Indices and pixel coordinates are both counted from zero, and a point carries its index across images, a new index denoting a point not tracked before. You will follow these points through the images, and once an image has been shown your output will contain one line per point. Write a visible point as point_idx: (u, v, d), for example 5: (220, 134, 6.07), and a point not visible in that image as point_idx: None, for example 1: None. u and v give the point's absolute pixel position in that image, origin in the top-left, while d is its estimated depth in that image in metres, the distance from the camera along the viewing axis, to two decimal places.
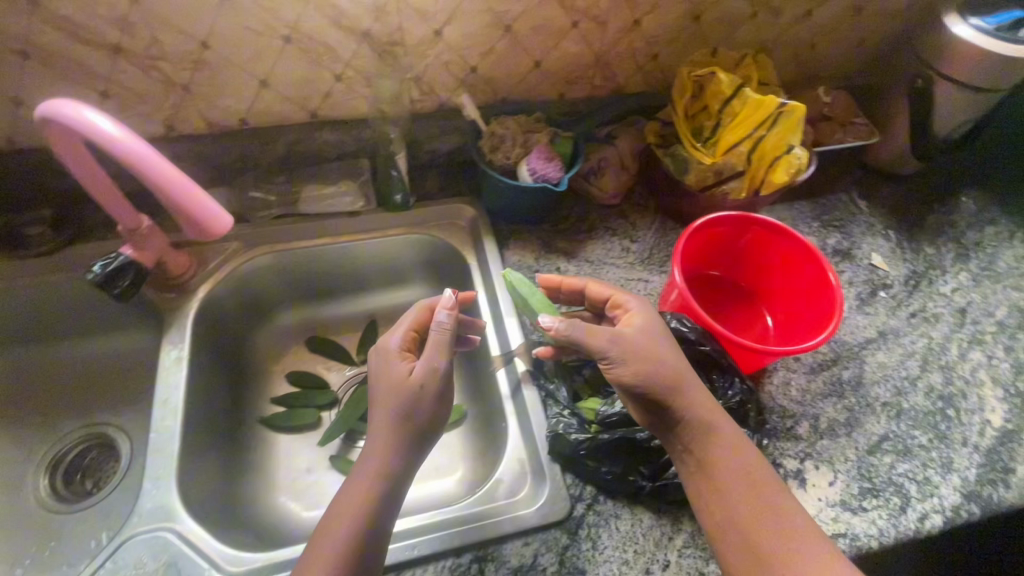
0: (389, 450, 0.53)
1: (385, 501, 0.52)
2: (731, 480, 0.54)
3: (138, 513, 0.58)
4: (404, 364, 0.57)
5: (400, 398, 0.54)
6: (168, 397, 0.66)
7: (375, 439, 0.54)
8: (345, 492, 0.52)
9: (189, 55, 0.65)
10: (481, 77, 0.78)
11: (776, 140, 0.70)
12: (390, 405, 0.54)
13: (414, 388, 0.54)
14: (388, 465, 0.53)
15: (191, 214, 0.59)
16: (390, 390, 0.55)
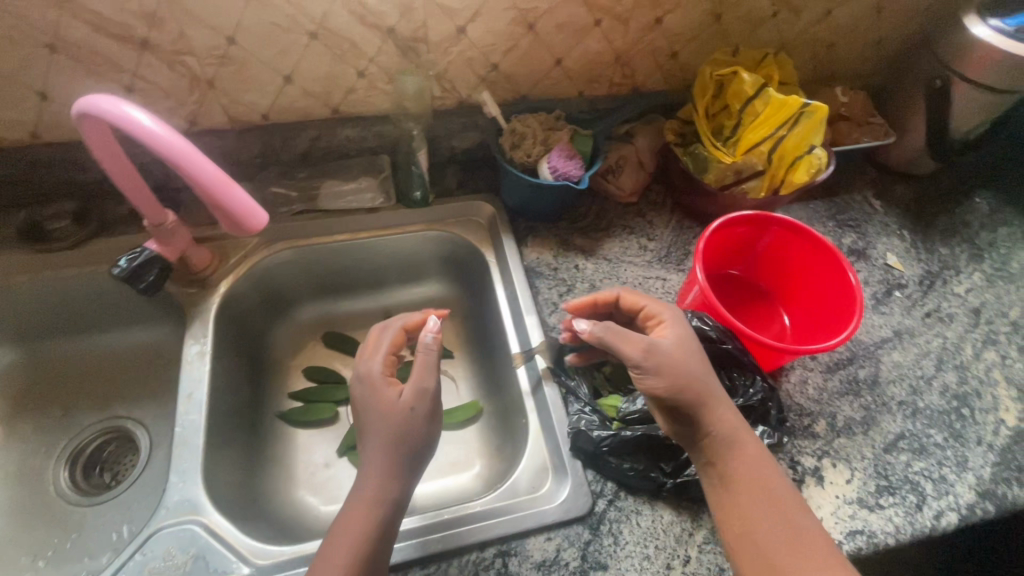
0: (382, 478, 0.53)
1: (382, 530, 0.52)
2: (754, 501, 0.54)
3: (165, 506, 0.59)
4: (388, 390, 0.57)
5: (393, 424, 0.54)
6: (193, 392, 0.66)
7: (366, 468, 0.53)
8: (341, 523, 0.51)
9: (215, 51, 0.65)
10: (503, 74, 0.78)
11: (796, 140, 0.70)
12: (380, 432, 0.54)
13: (404, 414, 0.55)
14: (382, 493, 0.53)
15: (225, 209, 0.55)
16: (380, 416, 0.55)
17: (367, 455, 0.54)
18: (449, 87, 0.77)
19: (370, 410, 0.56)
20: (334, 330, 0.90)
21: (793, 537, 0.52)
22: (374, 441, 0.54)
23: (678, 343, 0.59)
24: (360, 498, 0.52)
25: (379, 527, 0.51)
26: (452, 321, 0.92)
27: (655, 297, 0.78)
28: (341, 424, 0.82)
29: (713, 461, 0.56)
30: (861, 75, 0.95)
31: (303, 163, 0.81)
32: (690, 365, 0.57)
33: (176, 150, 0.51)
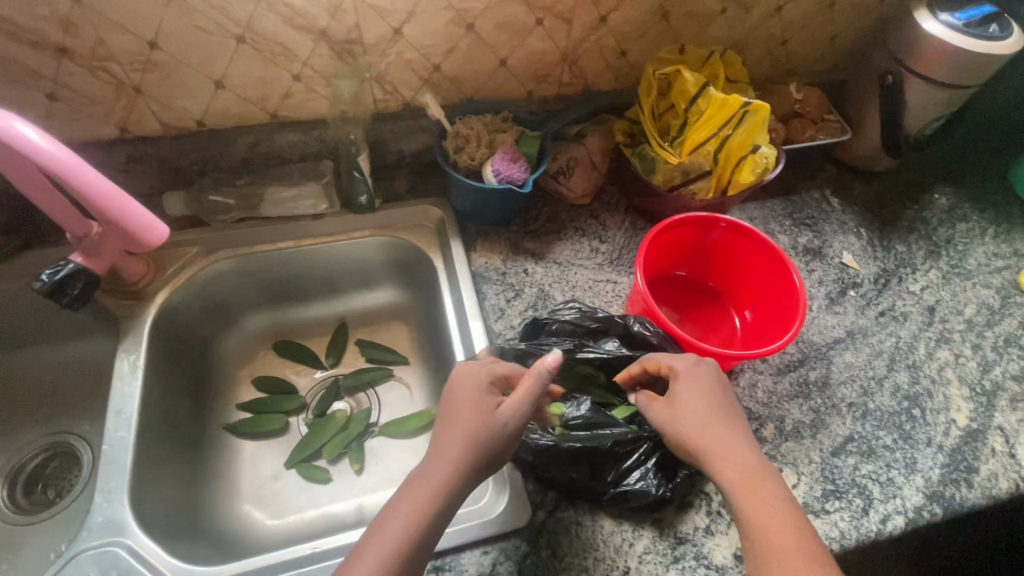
0: (453, 475, 0.50)
1: (428, 533, 0.47)
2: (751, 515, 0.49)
3: (87, 528, 0.59)
4: (490, 399, 0.55)
5: (481, 430, 0.52)
6: (122, 408, 0.65)
7: (442, 460, 0.50)
8: (396, 508, 0.47)
9: (138, 56, 0.63)
10: (446, 76, 0.76)
11: (742, 139, 0.69)
12: (466, 432, 0.52)
13: (497, 427, 0.52)
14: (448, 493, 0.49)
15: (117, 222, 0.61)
16: (473, 417, 0.53)
17: (447, 449, 0.51)
18: (390, 89, 0.75)
19: (462, 409, 0.53)
20: (285, 339, 0.88)
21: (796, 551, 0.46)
22: (455, 438, 0.51)
23: (690, 394, 0.57)
24: (422, 487, 0.49)
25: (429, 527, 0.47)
26: (407, 327, 0.91)
27: (605, 301, 0.77)
28: (290, 435, 0.80)
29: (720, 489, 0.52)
30: (819, 71, 0.93)
31: (245, 169, 0.79)
32: (694, 408, 0.56)
33: (76, 169, 0.56)
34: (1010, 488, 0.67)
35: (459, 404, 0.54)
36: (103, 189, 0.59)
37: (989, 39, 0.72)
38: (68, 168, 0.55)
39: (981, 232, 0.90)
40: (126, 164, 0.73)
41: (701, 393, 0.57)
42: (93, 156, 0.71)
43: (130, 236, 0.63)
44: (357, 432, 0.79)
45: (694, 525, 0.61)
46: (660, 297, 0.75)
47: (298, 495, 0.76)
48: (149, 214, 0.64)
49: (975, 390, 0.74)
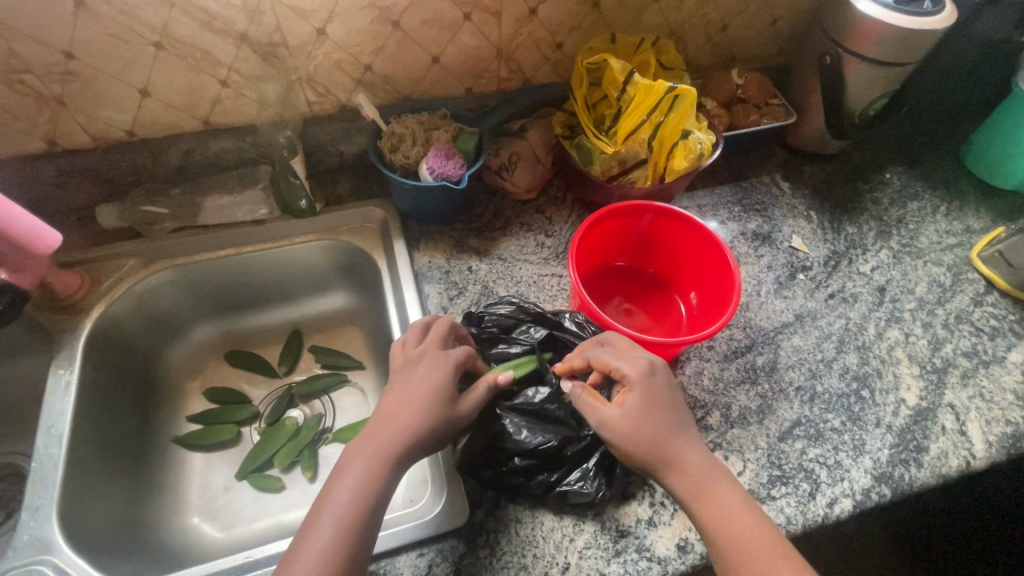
0: (403, 446, 0.52)
1: (379, 501, 0.50)
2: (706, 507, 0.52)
3: (13, 547, 0.58)
4: (444, 380, 0.56)
5: (432, 409, 0.54)
6: (53, 424, 0.64)
7: (393, 432, 0.52)
8: (355, 461, 0.51)
9: (55, 67, 0.62)
10: (378, 75, 0.75)
11: (673, 125, 0.69)
12: (418, 407, 0.54)
13: (447, 406, 0.54)
14: (399, 463, 0.52)
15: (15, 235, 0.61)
16: (424, 394, 0.54)
17: (399, 422, 0.53)
18: (323, 91, 0.75)
19: (417, 385, 0.55)
20: (237, 348, 0.87)
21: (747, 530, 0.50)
22: (407, 412, 0.53)
23: (643, 403, 0.55)
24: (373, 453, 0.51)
25: (380, 492, 0.50)
26: (360, 331, 0.89)
27: (549, 295, 0.76)
28: (241, 446, 0.79)
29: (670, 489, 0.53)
30: (763, 56, 0.93)
31: (182, 178, 0.78)
32: (657, 422, 0.54)
33: None
34: (959, 465, 0.66)
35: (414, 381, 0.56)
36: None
37: (920, 14, 0.71)
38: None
39: (933, 210, 0.89)
40: (57, 177, 0.72)
41: (658, 403, 0.55)
42: (22, 171, 0.70)
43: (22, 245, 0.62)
44: (308, 439, 0.78)
45: (636, 517, 0.60)
46: (604, 290, 0.74)
47: (248, 506, 0.75)
48: (42, 222, 0.64)
49: (926, 368, 0.73)
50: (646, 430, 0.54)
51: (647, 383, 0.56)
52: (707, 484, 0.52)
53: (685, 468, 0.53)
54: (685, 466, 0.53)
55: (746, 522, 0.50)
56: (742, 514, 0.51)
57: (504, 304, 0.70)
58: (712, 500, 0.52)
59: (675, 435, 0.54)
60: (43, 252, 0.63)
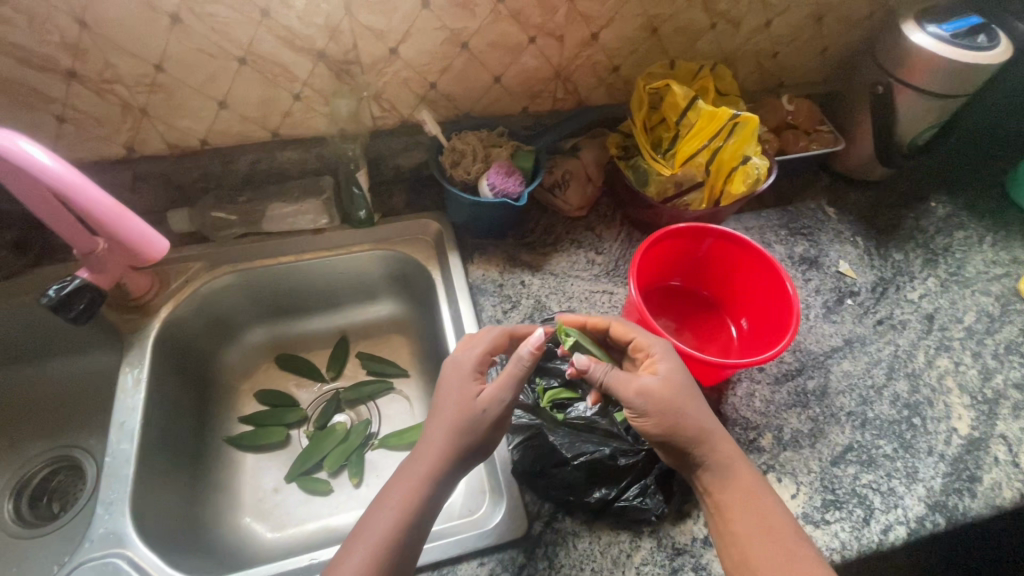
0: (438, 464, 0.53)
1: (418, 521, 0.51)
2: (734, 497, 0.55)
3: (90, 539, 0.59)
4: (472, 386, 0.57)
5: (464, 418, 0.54)
6: (125, 420, 0.66)
7: (428, 450, 0.54)
8: (396, 492, 0.52)
9: (144, 78, 0.65)
10: (441, 93, 0.78)
11: (732, 150, 0.70)
12: (447, 422, 0.55)
13: (477, 413, 0.55)
14: (435, 482, 0.53)
15: (127, 243, 0.64)
16: (453, 407, 0.55)
17: (431, 440, 0.54)
18: (388, 107, 0.77)
19: (446, 400, 0.56)
20: (287, 352, 0.89)
21: (767, 526, 0.53)
22: (440, 428, 0.55)
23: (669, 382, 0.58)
24: (411, 473, 0.53)
25: (418, 512, 0.51)
26: (407, 340, 0.91)
27: (601, 311, 0.77)
28: (291, 448, 0.81)
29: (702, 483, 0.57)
30: (811, 83, 0.95)
31: (246, 186, 0.81)
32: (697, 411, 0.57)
33: (83, 188, 0.58)
34: (1013, 497, 0.66)
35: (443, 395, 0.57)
36: (110, 207, 0.61)
37: (976, 49, 0.73)
38: (70, 188, 0.57)
39: (979, 240, 0.90)
40: (132, 182, 0.75)
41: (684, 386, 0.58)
42: (100, 176, 0.74)
43: (134, 251, 0.65)
44: (357, 444, 0.80)
45: (692, 535, 0.61)
46: (657, 308, 0.75)
47: (297, 508, 0.76)
48: (151, 230, 0.67)
49: (977, 399, 0.73)
50: (687, 413, 0.56)
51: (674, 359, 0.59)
52: (732, 471, 0.56)
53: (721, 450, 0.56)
54: (721, 450, 0.56)
55: (768, 503, 0.55)
56: (765, 501, 0.55)
57: None
58: (744, 484, 0.56)
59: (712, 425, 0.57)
60: (152, 258, 0.67)
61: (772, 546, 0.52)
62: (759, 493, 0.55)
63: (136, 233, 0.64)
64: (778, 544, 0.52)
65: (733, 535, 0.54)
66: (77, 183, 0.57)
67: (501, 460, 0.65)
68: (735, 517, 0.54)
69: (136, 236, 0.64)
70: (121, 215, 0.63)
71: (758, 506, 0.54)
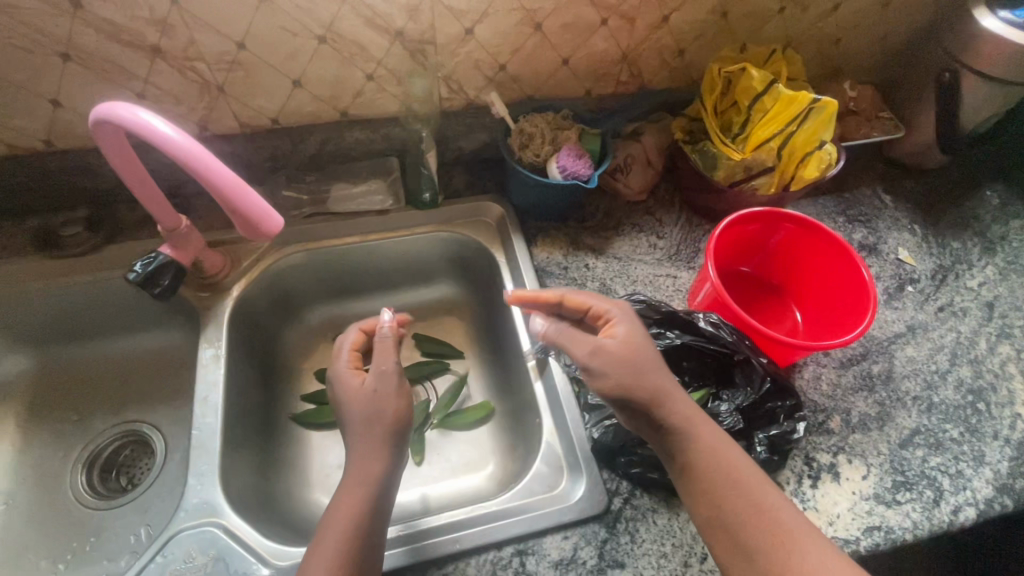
0: (375, 449, 0.56)
1: (373, 505, 0.53)
2: (702, 460, 0.53)
3: (184, 509, 0.60)
4: (353, 376, 0.60)
5: (364, 402, 0.58)
6: (208, 396, 0.67)
7: (352, 439, 0.56)
8: (344, 484, 0.54)
9: (225, 56, 0.66)
10: (509, 75, 0.78)
11: (807, 135, 0.70)
12: (356, 410, 0.58)
13: (371, 395, 0.58)
14: (377, 465, 0.55)
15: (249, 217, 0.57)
16: (353, 398, 0.58)
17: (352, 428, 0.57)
18: (456, 88, 0.77)
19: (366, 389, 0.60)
20: (346, 332, 0.90)
21: (738, 484, 0.52)
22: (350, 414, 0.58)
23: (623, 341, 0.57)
24: (351, 465, 0.55)
25: (371, 497, 0.53)
26: (463, 322, 0.92)
27: (666, 295, 0.78)
28: None
29: (670, 448, 0.54)
30: (869, 70, 0.94)
31: (312, 166, 0.81)
32: (644, 370, 0.55)
33: (196, 156, 0.52)
34: None
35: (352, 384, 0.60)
36: (226, 179, 0.54)
37: None
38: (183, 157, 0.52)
39: None
40: None
41: (638, 345, 0.57)
42: None
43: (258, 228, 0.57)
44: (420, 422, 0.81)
45: None
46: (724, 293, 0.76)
47: None
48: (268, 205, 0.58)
49: None
50: (638, 371, 0.55)
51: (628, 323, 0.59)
52: (692, 432, 0.54)
53: (678, 409, 0.54)
54: (675, 410, 0.54)
55: (735, 460, 0.53)
56: (734, 459, 0.53)
57: (633, 301, 0.72)
58: (707, 447, 0.53)
59: (662, 383, 0.55)
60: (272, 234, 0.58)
61: (741, 503, 0.51)
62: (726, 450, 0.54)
63: (253, 207, 0.56)
64: (750, 503, 0.51)
65: (707, 500, 0.52)
66: (192, 152, 0.52)
67: (578, 438, 0.65)
68: (706, 482, 0.52)
69: (253, 210, 0.56)
70: (240, 189, 0.55)
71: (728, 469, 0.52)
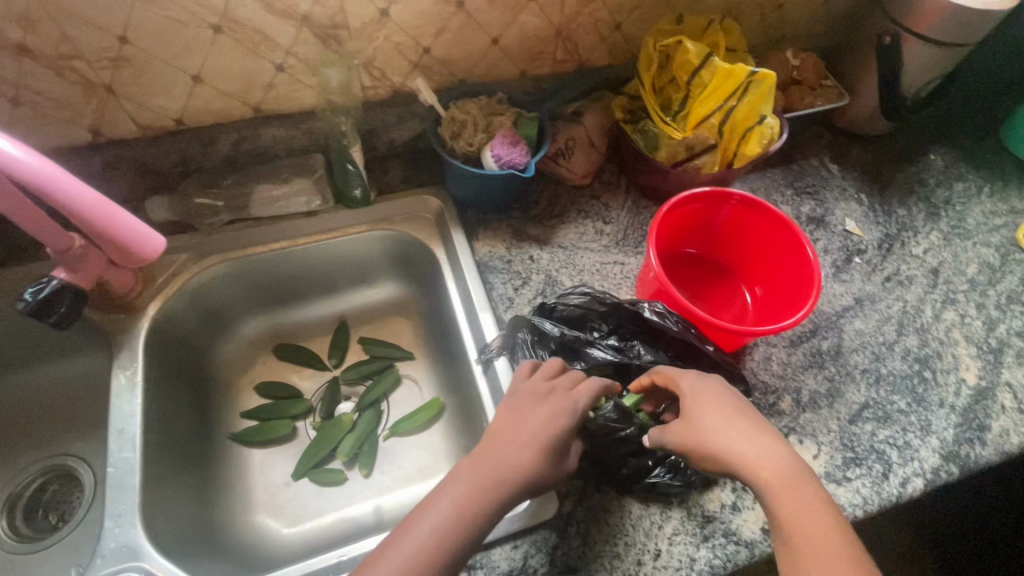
0: (511, 471, 0.50)
1: (474, 530, 0.47)
2: (799, 531, 0.47)
3: (101, 555, 0.56)
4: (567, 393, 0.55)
5: (536, 429, 0.52)
6: (124, 427, 0.62)
7: (495, 452, 0.51)
8: (455, 487, 0.48)
9: (107, 52, 0.58)
10: (436, 58, 0.72)
11: (747, 111, 0.67)
12: (533, 431, 0.52)
13: (563, 427, 0.53)
14: (501, 489, 0.49)
15: (118, 239, 0.59)
16: (544, 411, 0.53)
17: (503, 442, 0.51)
18: (379, 75, 0.72)
19: (507, 430, 0.52)
20: (286, 342, 0.85)
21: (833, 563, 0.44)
22: (517, 433, 0.52)
23: (710, 413, 0.54)
24: (475, 473, 0.49)
25: (480, 516, 0.47)
26: (411, 323, 0.89)
27: (614, 283, 0.76)
28: (300, 441, 0.79)
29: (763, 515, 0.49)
30: (813, 35, 0.92)
31: (230, 167, 0.75)
32: (730, 432, 0.52)
33: (58, 181, 0.52)
34: (1020, 442, 0.68)
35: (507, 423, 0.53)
36: (94, 202, 0.56)
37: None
38: (45, 180, 0.52)
39: (978, 191, 0.90)
40: (103, 169, 0.69)
41: (718, 406, 0.54)
42: (67, 164, 0.67)
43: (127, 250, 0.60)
44: (369, 431, 0.78)
45: (721, 503, 0.61)
46: (672, 278, 0.74)
47: (312, 501, 0.75)
48: (145, 226, 0.62)
49: (983, 349, 0.75)
50: (722, 438, 0.52)
51: (708, 386, 0.56)
52: (788, 501, 0.48)
53: (761, 472, 0.50)
54: (767, 476, 0.49)
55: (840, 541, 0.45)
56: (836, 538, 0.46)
57: (577, 294, 0.68)
58: (799, 522, 0.47)
59: (754, 449, 0.51)
60: (148, 256, 0.61)
61: None
62: (799, 485, 0.49)
63: (127, 229, 0.59)
64: None
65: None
66: (51, 175, 0.52)
67: None
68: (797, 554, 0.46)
69: (128, 233, 0.59)
70: (110, 211, 0.57)
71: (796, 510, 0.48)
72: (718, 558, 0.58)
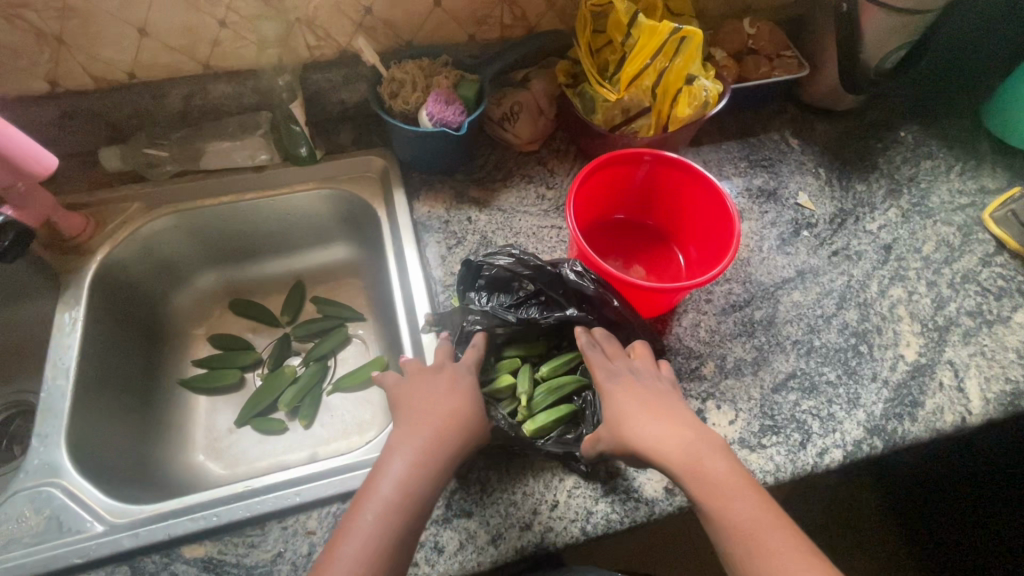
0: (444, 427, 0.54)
1: (426, 482, 0.50)
2: (710, 480, 0.49)
3: (24, 470, 0.60)
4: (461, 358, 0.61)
5: (448, 390, 0.57)
6: (60, 358, 0.66)
7: (426, 414, 0.55)
8: (402, 451, 0.52)
9: (53, 2, 0.62)
10: (379, 19, 0.74)
11: (678, 70, 0.67)
12: (446, 389, 0.57)
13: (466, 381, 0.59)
14: (445, 445, 0.53)
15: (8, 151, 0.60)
16: (448, 375, 0.59)
17: (428, 406, 0.56)
18: (323, 35, 0.74)
19: (421, 392, 0.57)
20: (240, 297, 0.88)
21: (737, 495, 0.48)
22: (434, 396, 0.57)
23: (624, 393, 0.57)
24: (413, 435, 0.53)
25: (434, 471, 0.51)
26: (361, 284, 0.90)
27: (548, 247, 0.76)
28: (246, 390, 0.81)
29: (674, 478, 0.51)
30: (779, 6, 0.89)
31: (183, 122, 0.78)
32: (636, 407, 0.55)
33: None
34: (954, 421, 0.65)
35: (416, 386, 0.58)
36: None
37: None
38: None
39: (947, 169, 0.87)
40: (61, 119, 0.73)
41: (626, 388, 0.58)
42: (26, 112, 0.71)
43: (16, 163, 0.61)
44: (311, 384, 0.80)
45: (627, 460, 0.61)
46: (604, 242, 0.74)
47: (251, 448, 0.78)
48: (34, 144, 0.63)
49: (927, 326, 0.72)
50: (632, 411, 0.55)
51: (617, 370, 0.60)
52: (697, 457, 0.51)
53: (666, 434, 0.53)
54: (670, 436, 0.53)
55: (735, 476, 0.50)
56: (734, 477, 0.49)
57: (503, 255, 0.65)
58: (708, 471, 0.50)
59: (659, 420, 0.54)
60: (41, 171, 0.63)
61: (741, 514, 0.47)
62: (709, 445, 0.52)
63: (15, 140, 0.60)
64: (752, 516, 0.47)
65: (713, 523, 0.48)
66: None
67: None
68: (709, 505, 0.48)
69: (15, 144, 0.60)
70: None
71: (714, 479, 0.49)
72: (616, 513, 0.58)
